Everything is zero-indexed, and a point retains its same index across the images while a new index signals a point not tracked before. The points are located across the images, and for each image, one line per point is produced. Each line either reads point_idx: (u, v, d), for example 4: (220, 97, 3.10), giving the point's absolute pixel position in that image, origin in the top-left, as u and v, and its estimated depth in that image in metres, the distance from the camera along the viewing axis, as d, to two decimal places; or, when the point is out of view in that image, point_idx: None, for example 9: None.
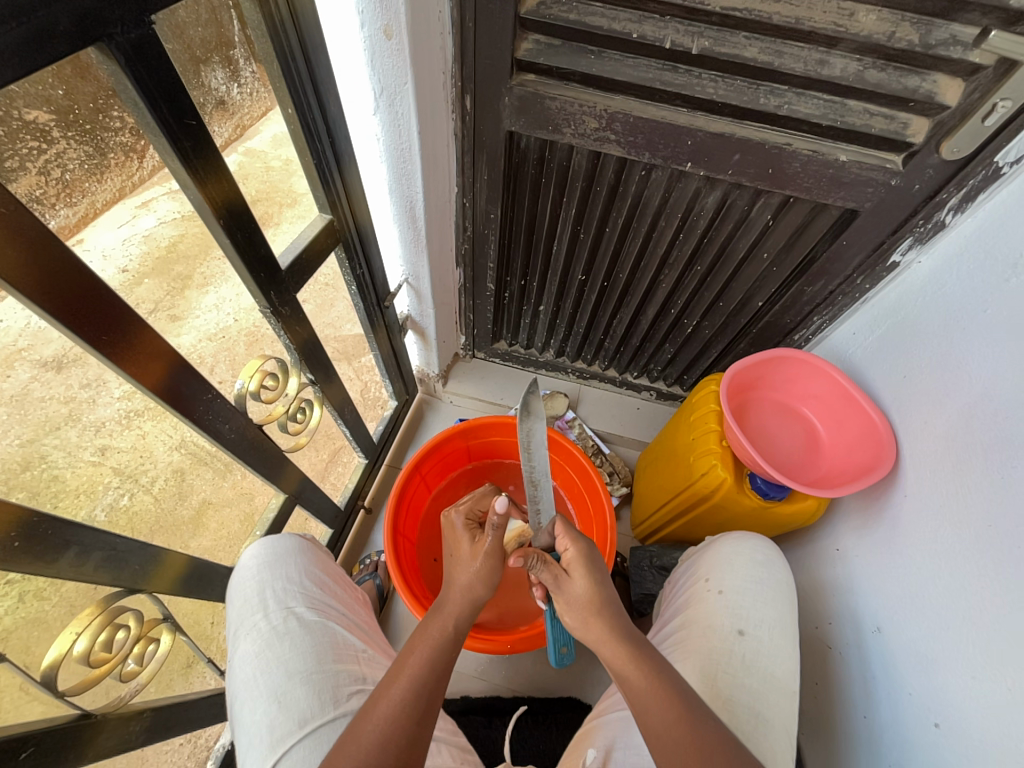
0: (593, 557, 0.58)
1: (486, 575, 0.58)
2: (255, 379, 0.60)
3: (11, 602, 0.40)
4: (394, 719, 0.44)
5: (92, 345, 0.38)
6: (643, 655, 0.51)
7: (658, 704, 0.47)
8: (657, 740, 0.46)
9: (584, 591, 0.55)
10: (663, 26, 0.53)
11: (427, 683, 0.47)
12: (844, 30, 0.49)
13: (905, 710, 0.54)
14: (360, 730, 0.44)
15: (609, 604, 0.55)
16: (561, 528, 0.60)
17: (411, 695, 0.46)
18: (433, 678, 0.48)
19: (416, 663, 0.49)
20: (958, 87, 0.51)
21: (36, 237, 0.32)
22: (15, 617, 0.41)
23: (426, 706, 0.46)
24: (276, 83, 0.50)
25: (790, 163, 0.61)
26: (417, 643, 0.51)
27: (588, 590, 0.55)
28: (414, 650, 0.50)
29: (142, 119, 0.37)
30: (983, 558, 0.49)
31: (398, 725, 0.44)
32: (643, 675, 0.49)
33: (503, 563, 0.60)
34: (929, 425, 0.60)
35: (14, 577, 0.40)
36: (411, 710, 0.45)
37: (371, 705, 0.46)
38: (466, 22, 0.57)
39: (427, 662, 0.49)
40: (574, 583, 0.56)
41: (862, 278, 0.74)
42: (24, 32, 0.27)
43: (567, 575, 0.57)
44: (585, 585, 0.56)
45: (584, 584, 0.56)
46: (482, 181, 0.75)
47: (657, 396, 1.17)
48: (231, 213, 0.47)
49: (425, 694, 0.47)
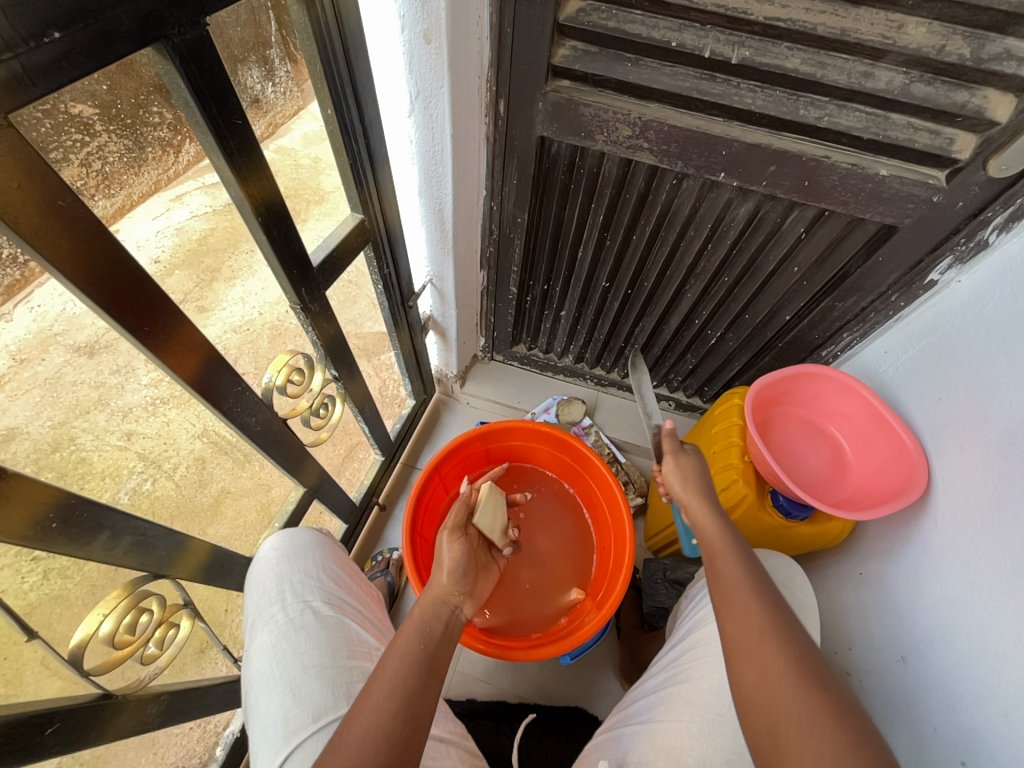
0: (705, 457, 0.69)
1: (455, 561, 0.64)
2: (283, 374, 0.61)
3: (36, 578, 0.41)
4: (377, 719, 0.44)
5: (134, 335, 0.39)
6: (730, 529, 0.60)
7: (735, 562, 0.55)
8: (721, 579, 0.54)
9: (695, 470, 0.65)
10: (703, 35, 0.52)
11: (409, 680, 0.47)
12: (892, 43, 0.48)
13: (930, 743, 0.52)
14: (343, 733, 0.43)
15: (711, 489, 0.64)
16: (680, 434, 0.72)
17: (392, 689, 0.46)
18: (416, 673, 0.48)
19: (396, 661, 0.49)
20: (1010, 103, 0.50)
21: (88, 228, 0.33)
22: (39, 594, 0.42)
23: (411, 703, 0.46)
24: (316, 82, 0.51)
25: (828, 176, 0.60)
26: (396, 642, 0.52)
27: (695, 468, 0.65)
28: (394, 650, 0.51)
29: (190, 117, 0.39)
30: (1018, 594, 0.47)
31: (380, 725, 0.43)
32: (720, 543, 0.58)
33: (462, 558, 0.66)
34: (965, 452, 0.58)
35: (41, 555, 0.41)
36: (394, 706, 0.45)
37: (356, 707, 0.45)
38: (505, 28, 0.57)
39: (405, 660, 0.49)
40: (686, 461, 0.66)
41: (897, 295, 0.72)
42: (91, 31, 0.28)
43: (684, 453, 0.68)
44: (695, 465, 0.66)
45: (692, 464, 0.66)
46: (511, 185, 0.76)
47: (676, 406, 1.16)
48: (268, 210, 0.48)
49: (409, 690, 0.46)
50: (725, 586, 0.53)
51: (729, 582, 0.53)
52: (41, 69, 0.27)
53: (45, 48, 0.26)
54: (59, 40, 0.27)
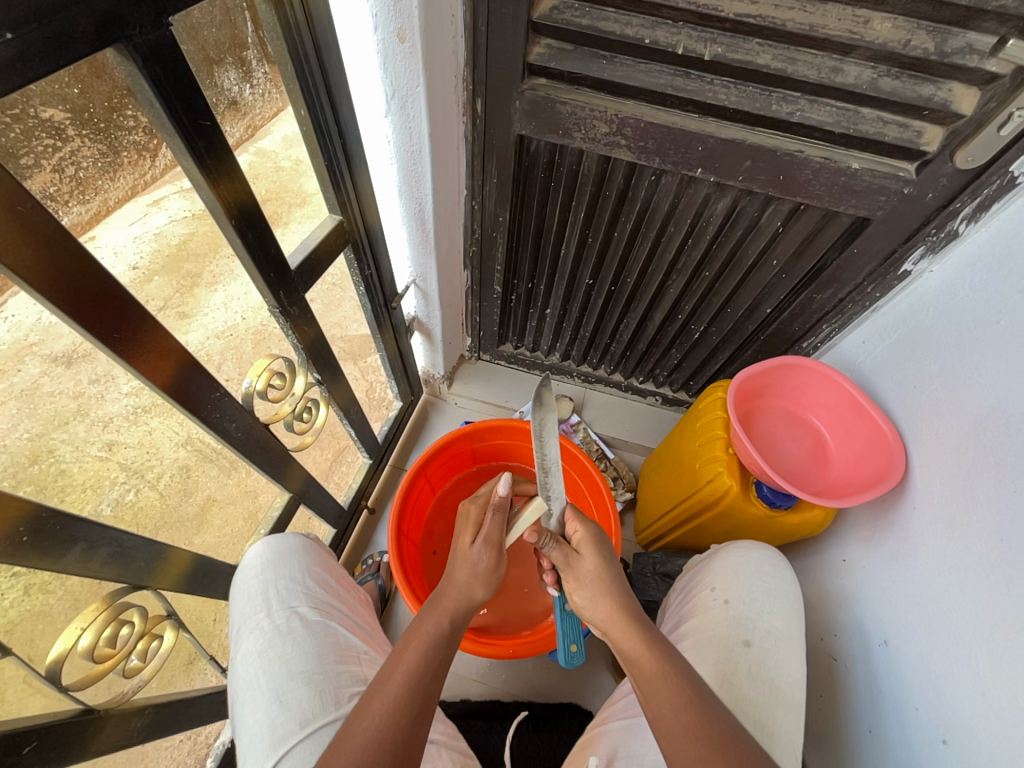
0: (601, 537, 0.62)
1: (490, 566, 0.59)
2: (263, 379, 0.60)
3: (15, 595, 0.40)
4: (393, 715, 0.44)
5: (105, 343, 0.38)
6: (661, 644, 0.52)
7: (672, 696, 0.47)
8: (662, 721, 0.46)
9: (594, 572, 0.59)
10: (676, 32, 0.53)
11: (424, 678, 0.48)
12: (859, 37, 0.49)
13: (913, 725, 0.53)
14: (356, 729, 0.43)
15: (617, 590, 0.57)
16: (570, 514, 0.63)
17: (408, 684, 0.47)
18: (430, 670, 0.49)
19: (413, 659, 0.49)
20: (974, 95, 0.51)
21: (53, 235, 0.32)
22: (19, 610, 0.41)
23: (424, 700, 0.46)
24: (289, 83, 0.51)
25: (802, 170, 0.61)
26: (413, 637, 0.52)
27: (596, 568, 0.59)
28: (412, 645, 0.51)
29: (157, 119, 0.38)
30: (993, 572, 0.49)
31: (395, 722, 0.44)
32: (646, 669, 0.50)
33: (504, 563, 0.60)
34: (940, 439, 0.59)
35: (19, 571, 0.40)
36: (410, 704, 0.45)
37: (371, 698, 0.46)
38: (479, 27, 0.57)
39: (422, 658, 0.49)
40: (582, 562, 0.60)
41: (873, 286, 0.74)
42: (45, 33, 0.27)
43: (579, 555, 0.61)
44: (594, 563, 0.59)
45: (593, 563, 0.59)
46: (491, 184, 0.76)
47: (663, 401, 1.17)
48: (243, 213, 0.48)
49: (423, 688, 0.47)
50: (666, 717, 0.46)
51: (666, 717, 0.46)
52: None
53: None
54: (12, 41, 0.26)
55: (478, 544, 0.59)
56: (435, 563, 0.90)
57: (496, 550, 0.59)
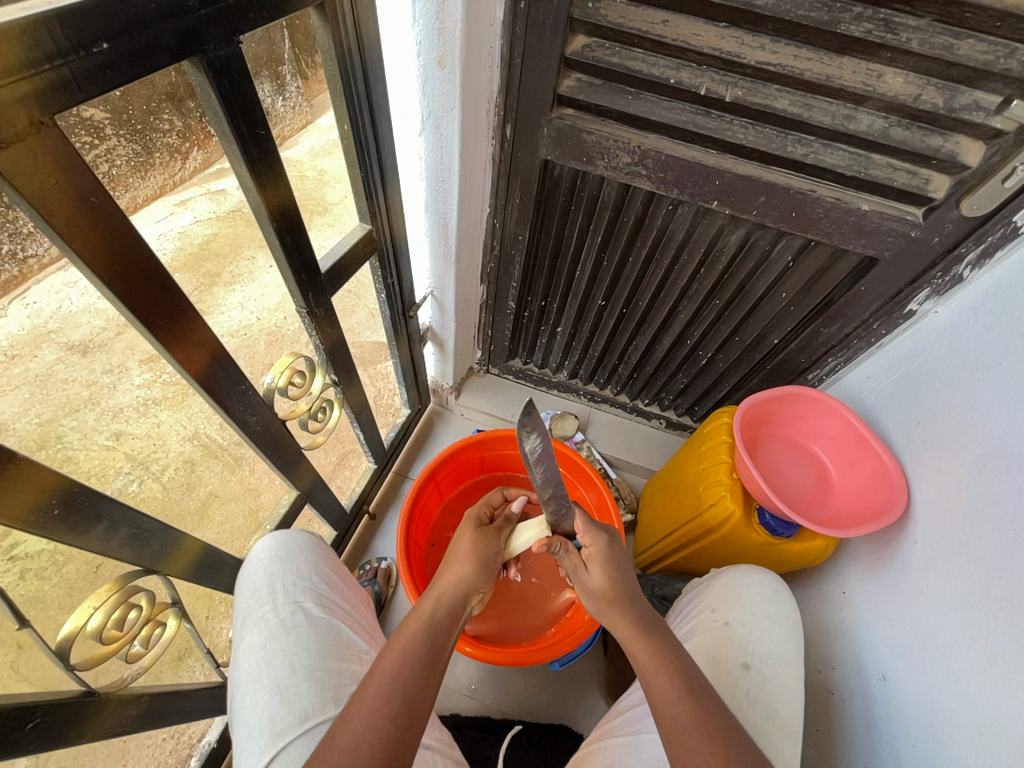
0: (614, 552, 0.61)
1: (476, 554, 0.64)
2: (284, 376, 0.63)
3: (13, 578, 0.40)
4: (378, 721, 0.43)
5: (151, 330, 0.40)
6: (667, 643, 0.54)
7: (672, 685, 0.49)
8: (661, 713, 0.48)
9: (603, 578, 0.59)
10: (699, 74, 0.56)
11: (409, 685, 0.47)
12: (872, 89, 0.52)
13: (908, 761, 0.53)
14: (337, 735, 0.43)
15: (627, 592, 0.59)
16: (584, 525, 0.62)
17: (388, 695, 0.46)
18: (416, 677, 0.48)
19: (395, 664, 0.48)
20: (980, 149, 0.54)
21: (117, 225, 0.34)
22: (15, 594, 0.41)
23: (408, 705, 0.46)
24: (337, 100, 0.54)
25: (813, 209, 0.63)
26: (393, 645, 0.51)
27: (604, 579, 0.59)
28: (391, 653, 0.50)
29: (218, 126, 0.41)
30: (989, 607, 0.49)
31: (378, 723, 0.43)
32: (653, 649, 0.52)
33: (477, 561, 0.63)
34: (942, 472, 0.60)
35: (19, 554, 0.40)
36: (394, 706, 0.45)
37: (351, 706, 0.45)
38: (514, 58, 0.60)
39: (405, 662, 0.49)
40: (592, 575, 0.60)
41: (878, 323, 0.76)
42: (133, 45, 0.30)
43: (589, 566, 0.61)
44: (601, 578, 0.59)
45: (599, 577, 0.60)
46: (514, 205, 0.78)
47: (667, 424, 1.18)
48: (284, 216, 0.50)
49: (406, 693, 0.46)
50: (664, 716, 0.48)
51: (665, 713, 0.48)
52: (87, 77, 0.29)
53: (93, 56, 0.28)
54: (106, 50, 0.29)
55: (473, 537, 0.67)
56: (435, 555, 0.90)
57: (484, 549, 0.65)
